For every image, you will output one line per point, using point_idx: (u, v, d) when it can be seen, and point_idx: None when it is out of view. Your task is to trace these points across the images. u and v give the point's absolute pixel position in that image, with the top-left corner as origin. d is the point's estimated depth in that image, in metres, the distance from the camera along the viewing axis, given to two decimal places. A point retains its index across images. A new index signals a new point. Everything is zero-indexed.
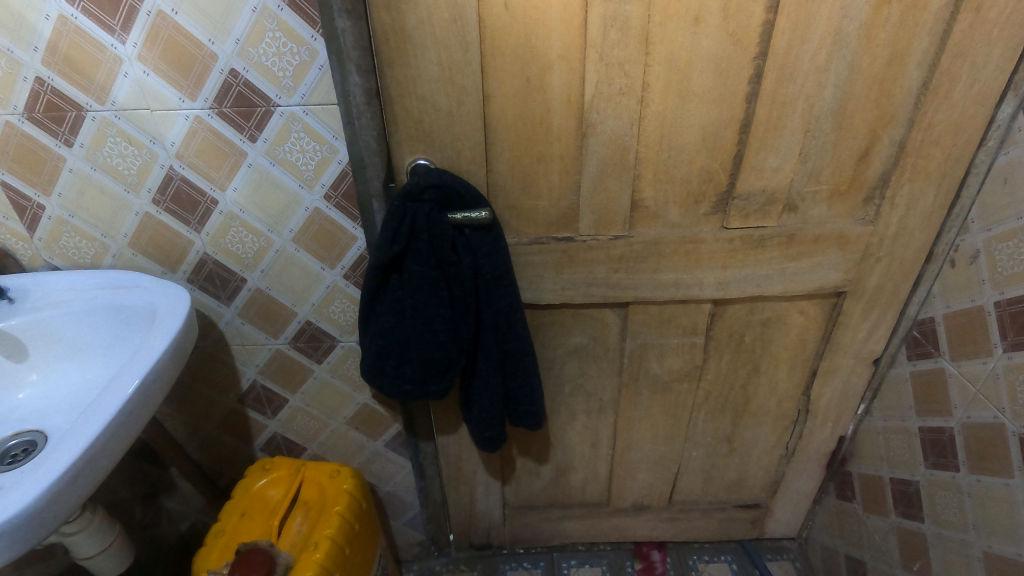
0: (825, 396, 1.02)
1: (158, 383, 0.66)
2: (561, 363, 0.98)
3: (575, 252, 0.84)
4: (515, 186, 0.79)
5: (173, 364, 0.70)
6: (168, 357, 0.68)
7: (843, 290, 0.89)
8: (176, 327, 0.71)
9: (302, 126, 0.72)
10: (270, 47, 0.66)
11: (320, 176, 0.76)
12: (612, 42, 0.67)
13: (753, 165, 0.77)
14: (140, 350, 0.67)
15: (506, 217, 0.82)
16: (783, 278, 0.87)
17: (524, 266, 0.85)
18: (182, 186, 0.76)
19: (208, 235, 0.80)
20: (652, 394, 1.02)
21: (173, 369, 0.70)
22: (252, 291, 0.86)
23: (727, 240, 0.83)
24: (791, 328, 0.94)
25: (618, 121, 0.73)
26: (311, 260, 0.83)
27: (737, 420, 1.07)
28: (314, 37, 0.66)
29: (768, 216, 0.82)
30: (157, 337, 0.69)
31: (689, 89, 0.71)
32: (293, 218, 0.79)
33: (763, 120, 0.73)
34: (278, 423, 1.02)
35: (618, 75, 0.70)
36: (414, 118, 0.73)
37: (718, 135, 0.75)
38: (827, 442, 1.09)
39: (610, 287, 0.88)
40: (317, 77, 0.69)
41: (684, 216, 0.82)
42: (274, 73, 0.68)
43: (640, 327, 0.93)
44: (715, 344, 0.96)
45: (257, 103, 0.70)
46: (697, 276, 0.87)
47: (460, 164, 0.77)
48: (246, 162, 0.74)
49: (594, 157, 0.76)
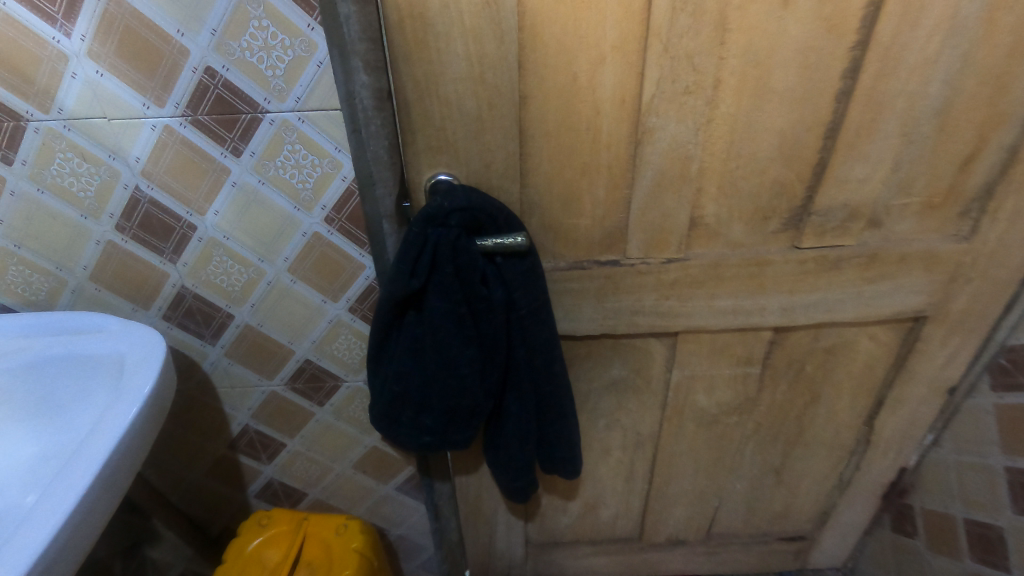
0: (889, 426, 0.91)
1: (129, 456, 0.53)
2: (597, 396, 0.87)
3: (620, 278, 0.72)
4: (554, 203, 0.66)
5: (146, 431, 0.56)
6: (142, 423, 0.56)
7: (924, 314, 0.77)
8: (149, 384, 0.58)
9: (297, 136, 0.59)
10: (256, 39, 0.53)
11: (320, 196, 0.63)
12: (680, 29, 0.55)
13: (837, 176, 0.65)
14: (105, 417, 0.54)
15: (541, 239, 0.69)
16: (858, 302, 0.75)
17: (561, 295, 0.73)
18: (152, 209, 0.63)
19: (186, 266, 0.67)
20: (696, 427, 0.92)
21: (148, 434, 0.57)
22: (241, 329, 0.73)
23: (799, 262, 0.71)
24: (858, 355, 0.83)
25: (681, 126, 0.61)
26: (310, 292, 0.70)
27: (787, 451, 0.97)
28: (311, 27, 0.53)
29: (848, 234, 0.70)
30: (127, 397, 0.56)
31: (769, 86, 0.59)
32: (288, 245, 0.66)
33: (854, 123, 0.61)
34: (274, 468, 0.90)
35: (685, 71, 0.57)
36: (435, 127, 0.59)
37: (798, 141, 0.63)
38: (887, 473, 0.99)
39: (659, 315, 0.76)
40: (315, 76, 0.55)
41: (749, 235, 0.70)
42: (262, 71, 0.55)
43: (689, 357, 0.82)
44: (771, 374, 0.85)
45: (240, 110, 0.57)
46: (759, 303, 0.75)
47: (490, 180, 0.63)
48: (229, 181, 0.61)
49: (649, 168, 0.64)
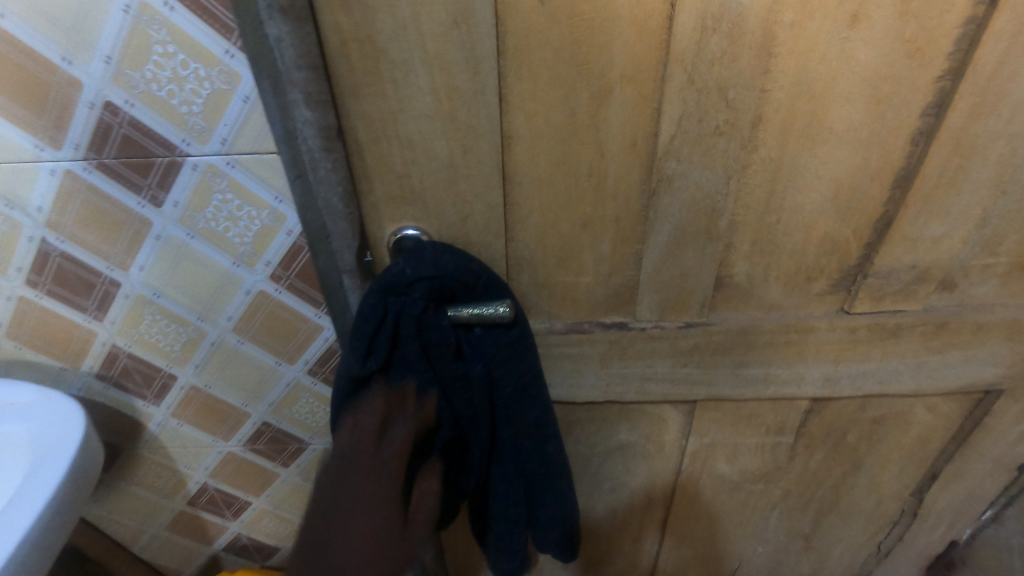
0: (942, 500, 0.79)
1: (30, 567, 0.45)
2: (600, 460, 0.76)
3: (628, 343, 0.60)
4: (548, 259, 0.54)
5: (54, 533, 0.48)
6: (47, 524, 0.47)
7: (998, 387, 0.64)
8: (56, 479, 0.49)
9: (227, 184, 0.48)
10: (163, 68, 0.42)
11: (262, 251, 0.52)
12: (711, 55, 0.42)
13: (905, 234, 0.52)
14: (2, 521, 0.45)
15: (533, 298, 0.58)
16: (918, 374, 0.62)
17: (557, 360, 0.61)
18: (67, 264, 0.52)
19: (115, 324, 0.57)
20: (715, 494, 0.80)
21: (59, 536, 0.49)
22: (187, 389, 0.63)
23: (849, 330, 0.58)
24: (912, 427, 0.71)
25: (708, 173, 0.48)
26: (262, 354, 0.60)
27: (819, 518, 0.84)
28: (229, 53, 0.41)
29: (913, 298, 0.57)
30: (31, 494, 0.48)
31: (824, 126, 0.46)
32: (231, 303, 0.56)
33: (933, 172, 0.48)
34: (240, 525, 0.81)
35: (716, 106, 0.44)
36: (397, 173, 0.48)
37: (857, 191, 0.49)
38: (934, 546, 0.86)
39: (674, 383, 0.64)
40: (241, 112, 0.44)
41: (788, 297, 0.57)
42: (175, 107, 0.43)
43: (709, 424, 0.70)
44: (806, 443, 0.73)
45: (154, 152, 0.46)
46: (797, 372, 0.62)
47: (469, 234, 0.52)
48: (152, 233, 0.51)
49: (666, 222, 0.51)
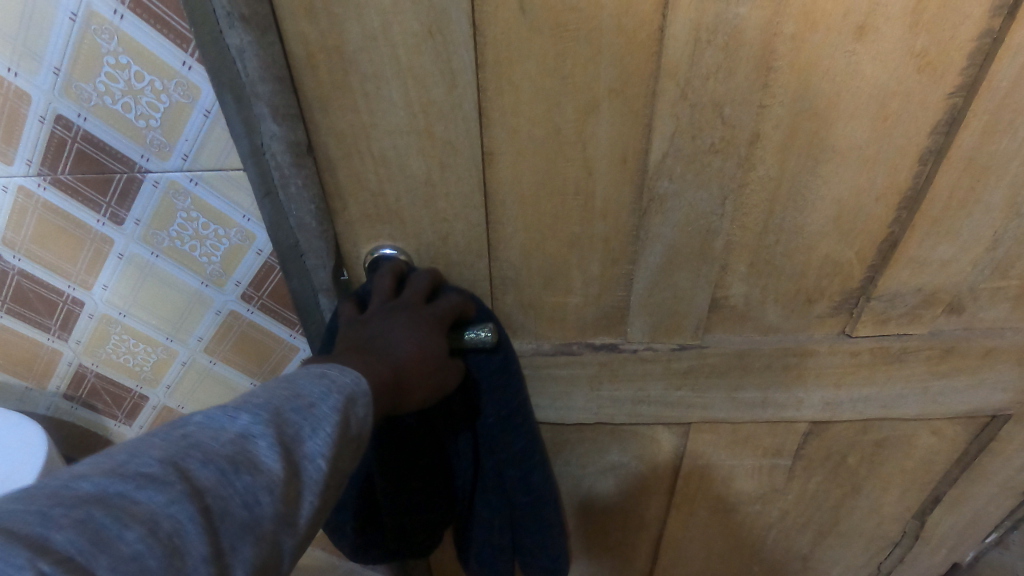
0: (946, 523, 0.76)
1: None
2: (592, 481, 0.73)
3: (618, 365, 0.57)
4: (534, 279, 0.52)
5: None
6: None
7: (1006, 412, 0.61)
8: None
9: (191, 201, 0.45)
10: (116, 81, 0.39)
11: (231, 271, 0.49)
12: (706, 69, 0.39)
13: (912, 257, 0.49)
14: None
15: (519, 319, 0.55)
16: (923, 398, 0.60)
17: (544, 382, 0.59)
18: (26, 283, 0.49)
19: (80, 343, 0.54)
20: (711, 515, 0.77)
21: None
22: (159, 409, 0.61)
23: (851, 353, 0.55)
24: (915, 450, 0.68)
25: (703, 193, 0.45)
26: (236, 373, 0.58)
27: (818, 540, 0.81)
28: (187, 65, 0.38)
29: (919, 322, 0.54)
30: None
31: (827, 144, 0.43)
32: (200, 324, 0.53)
33: (944, 194, 0.45)
34: None
35: (712, 123, 0.41)
36: (372, 191, 0.45)
37: (861, 212, 0.47)
38: (936, 568, 0.84)
39: (668, 406, 0.61)
40: (203, 127, 0.41)
41: (787, 319, 0.54)
42: (131, 122, 0.41)
43: (704, 447, 0.67)
44: (805, 466, 0.70)
45: (111, 169, 0.43)
46: (796, 396, 0.60)
47: (449, 254, 0.49)
48: (114, 252, 0.48)
49: (659, 242, 0.48)
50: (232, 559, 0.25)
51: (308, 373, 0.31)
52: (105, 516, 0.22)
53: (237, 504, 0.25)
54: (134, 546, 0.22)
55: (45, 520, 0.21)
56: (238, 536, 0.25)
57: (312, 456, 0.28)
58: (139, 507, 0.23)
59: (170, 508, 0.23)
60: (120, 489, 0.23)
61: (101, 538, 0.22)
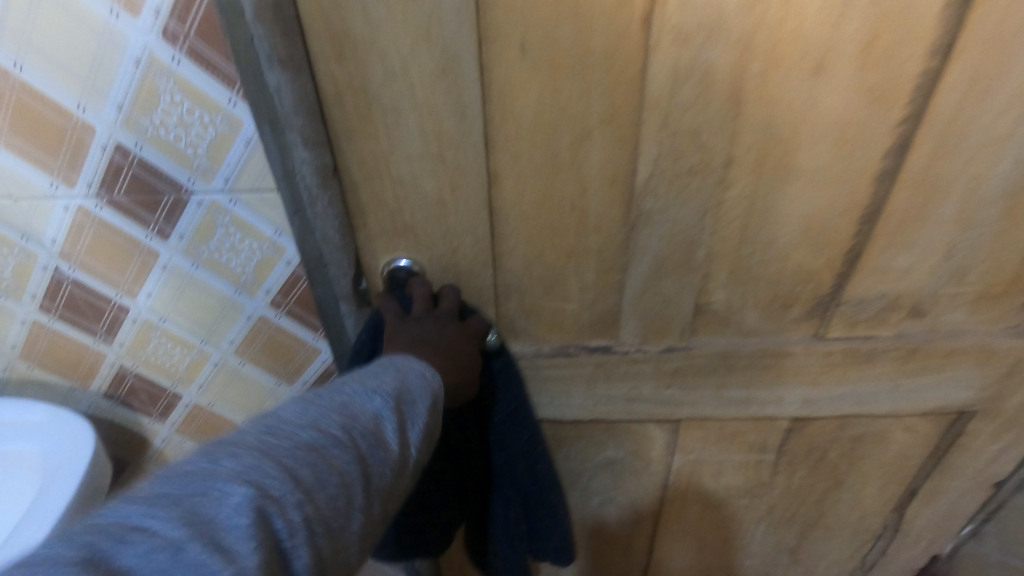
0: (924, 516, 0.81)
1: None
2: (590, 476, 0.78)
3: (612, 366, 0.62)
4: (534, 286, 0.57)
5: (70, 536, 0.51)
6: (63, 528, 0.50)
7: (972, 409, 0.66)
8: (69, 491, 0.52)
9: (230, 219, 0.51)
10: (170, 116, 0.44)
11: (262, 280, 0.55)
12: (685, 102, 0.45)
13: (876, 266, 0.54)
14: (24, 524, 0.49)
15: (521, 323, 0.60)
16: (893, 396, 0.65)
17: (545, 381, 0.64)
18: (77, 291, 0.55)
19: (123, 346, 0.60)
20: (702, 508, 0.82)
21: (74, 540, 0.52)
22: (190, 407, 0.66)
23: (825, 354, 0.61)
24: (891, 445, 0.73)
25: (685, 209, 0.51)
26: (263, 374, 0.64)
27: (804, 533, 0.86)
28: (231, 101, 0.44)
29: (885, 324, 0.59)
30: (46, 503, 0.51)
31: (793, 166, 0.48)
32: (231, 328, 0.59)
33: (900, 209, 0.50)
34: None
35: (692, 148, 0.47)
36: (390, 209, 0.50)
37: (827, 225, 0.52)
38: (917, 559, 0.88)
39: (659, 404, 0.66)
40: (243, 154, 0.47)
41: (766, 323, 0.60)
42: (181, 150, 0.46)
43: (694, 442, 0.72)
44: (789, 461, 0.75)
45: (161, 190, 0.49)
46: (776, 394, 0.65)
47: (458, 264, 0.54)
48: (159, 263, 0.54)
49: (646, 253, 0.54)
50: (370, 514, 0.34)
51: (408, 376, 0.42)
52: (313, 465, 0.32)
53: (378, 471, 0.35)
54: (331, 488, 0.32)
55: (283, 457, 0.31)
56: (376, 496, 0.35)
57: (412, 445, 0.38)
58: (334, 459, 0.33)
59: (349, 464, 0.34)
60: (322, 445, 0.33)
61: (321, 478, 0.32)
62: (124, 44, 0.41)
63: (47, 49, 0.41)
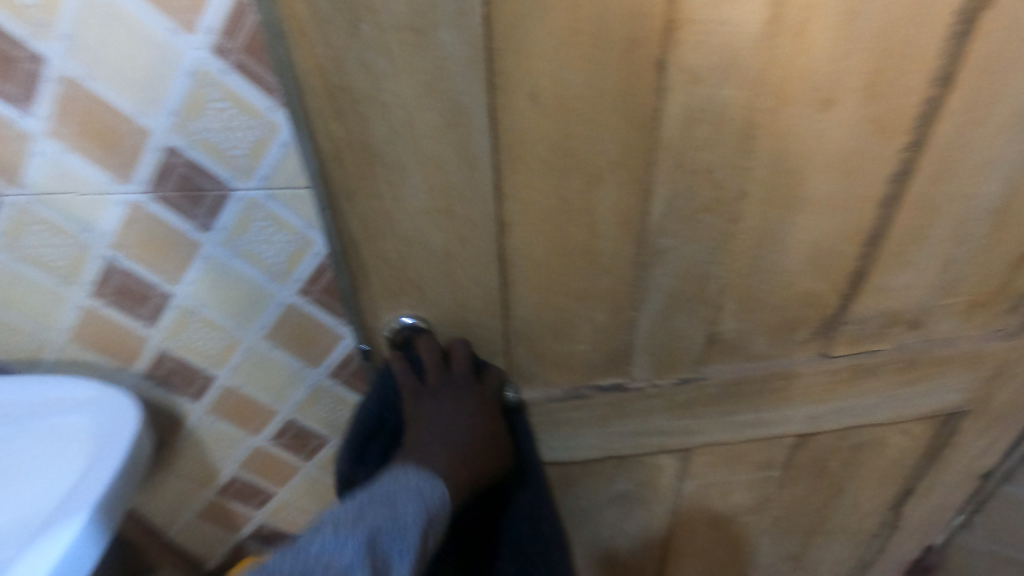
0: (918, 512, 0.84)
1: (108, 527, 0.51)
2: (600, 510, 0.76)
3: (625, 403, 0.61)
4: (544, 332, 0.55)
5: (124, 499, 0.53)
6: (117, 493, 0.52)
7: (964, 409, 0.69)
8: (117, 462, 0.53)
9: (265, 214, 0.50)
10: (216, 122, 0.45)
11: (293, 269, 0.55)
12: (698, 141, 0.44)
13: (878, 285, 0.55)
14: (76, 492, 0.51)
15: (530, 370, 0.58)
16: (892, 405, 0.66)
17: (557, 426, 0.62)
18: (127, 280, 0.55)
19: (163, 329, 0.60)
20: (711, 529, 0.82)
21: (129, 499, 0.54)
22: (224, 389, 0.66)
23: (830, 371, 0.61)
24: (887, 449, 0.74)
25: (697, 245, 0.50)
26: (292, 358, 0.63)
27: (807, 539, 0.87)
28: (272, 107, 0.44)
29: (886, 338, 0.60)
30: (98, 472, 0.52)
31: (801, 196, 0.48)
32: (264, 314, 0.59)
33: (901, 230, 0.51)
34: (263, 515, 0.84)
35: (705, 185, 0.46)
36: (394, 266, 0.47)
37: (833, 250, 0.52)
38: (912, 552, 0.91)
39: (672, 435, 0.65)
40: (281, 155, 0.47)
41: (773, 347, 0.59)
42: (225, 153, 0.46)
43: (703, 467, 0.72)
44: (793, 474, 0.76)
45: (205, 188, 0.49)
46: (784, 414, 0.65)
47: (466, 317, 0.51)
48: (199, 255, 0.53)
49: (658, 290, 0.53)
50: None
51: (399, 478, 0.42)
52: None
53: None
54: None
55: None
56: None
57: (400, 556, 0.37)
58: None
59: None
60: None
61: None
62: (176, 58, 0.41)
63: (107, 61, 0.41)
